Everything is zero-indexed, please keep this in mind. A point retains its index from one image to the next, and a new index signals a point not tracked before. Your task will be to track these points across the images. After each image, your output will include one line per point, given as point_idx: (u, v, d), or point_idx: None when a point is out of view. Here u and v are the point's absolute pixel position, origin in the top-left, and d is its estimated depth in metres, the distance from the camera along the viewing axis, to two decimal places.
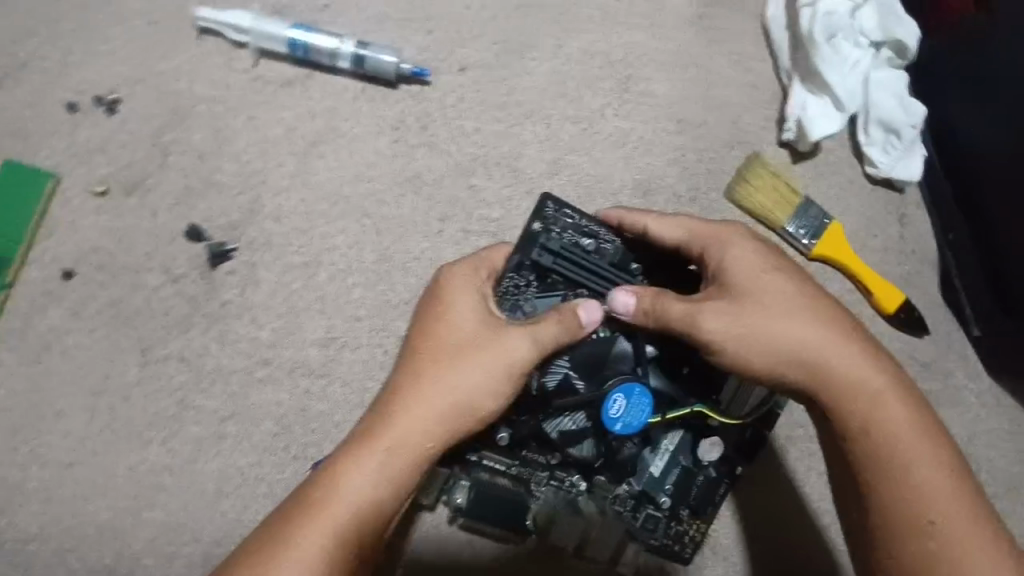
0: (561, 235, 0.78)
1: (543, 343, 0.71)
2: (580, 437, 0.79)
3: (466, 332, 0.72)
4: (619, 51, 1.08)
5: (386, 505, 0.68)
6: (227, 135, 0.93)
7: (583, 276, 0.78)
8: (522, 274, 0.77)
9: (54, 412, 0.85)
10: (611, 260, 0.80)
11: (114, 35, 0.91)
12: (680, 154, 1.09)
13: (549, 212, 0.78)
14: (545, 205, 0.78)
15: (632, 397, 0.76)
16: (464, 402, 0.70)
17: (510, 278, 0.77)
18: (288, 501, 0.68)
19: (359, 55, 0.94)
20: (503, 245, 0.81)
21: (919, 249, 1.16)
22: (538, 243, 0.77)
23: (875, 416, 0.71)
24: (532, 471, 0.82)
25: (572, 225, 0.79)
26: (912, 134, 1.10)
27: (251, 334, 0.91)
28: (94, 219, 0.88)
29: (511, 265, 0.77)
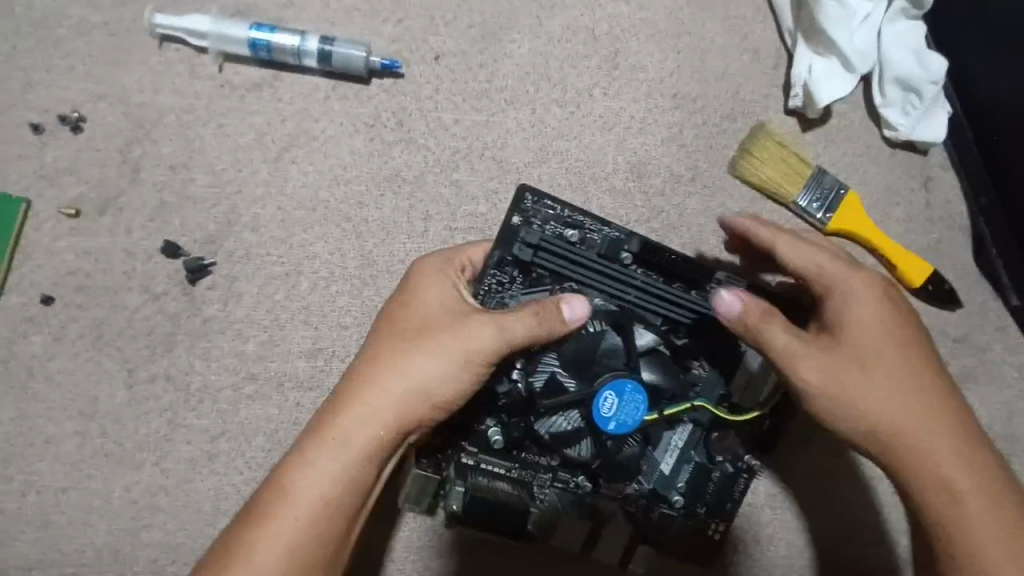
0: (542, 228, 0.72)
1: (505, 327, 0.66)
2: (577, 437, 0.73)
3: (425, 320, 0.69)
4: (604, 25, 1.02)
5: (343, 502, 0.65)
6: (198, 145, 0.90)
7: (570, 270, 0.73)
8: (504, 271, 0.73)
9: (44, 438, 0.85)
10: (600, 251, 0.74)
11: (75, 51, 0.89)
12: (676, 131, 1.02)
13: (528, 204, 0.72)
14: (523, 197, 0.72)
15: (625, 394, 0.71)
16: (423, 392, 0.67)
17: (492, 275, 0.73)
18: (249, 502, 0.66)
19: (325, 52, 0.91)
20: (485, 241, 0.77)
21: (948, 214, 1.07)
22: (517, 239, 0.72)
23: (968, 486, 0.68)
24: (534, 474, 0.77)
25: (557, 216, 0.73)
26: (934, 91, 1.01)
27: (236, 349, 0.89)
28: (68, 241, 0.87)
29: (492, 263, 0.72)
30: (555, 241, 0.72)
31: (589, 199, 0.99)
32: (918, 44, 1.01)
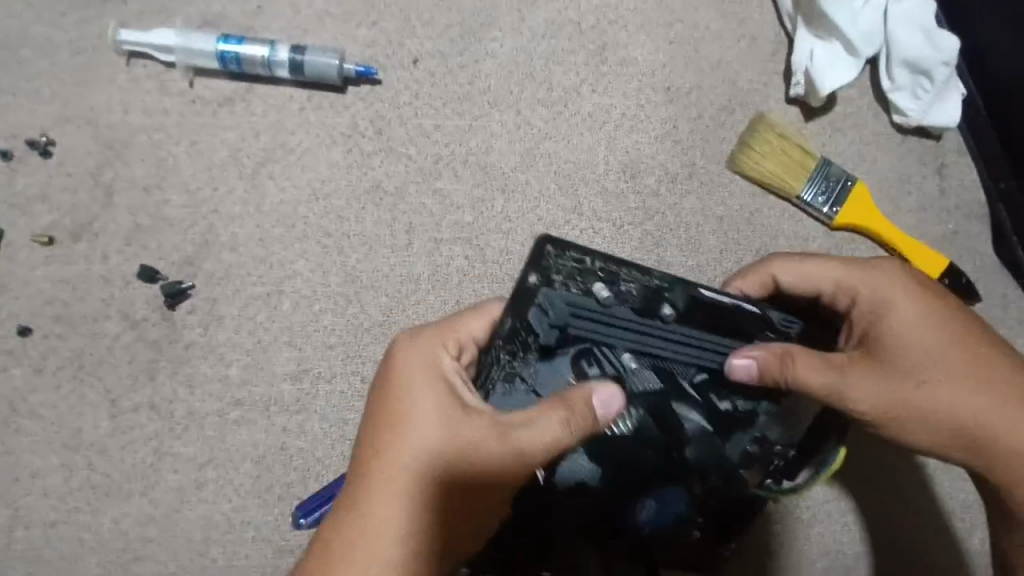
0: (570, 289, 0.63)
1: (524, 455, 0.59)
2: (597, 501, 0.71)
3: (426, 452, 0.59)
4: (590, 18, 0.97)
5: None
6: (171, 165, 0.87)
7: (598, 333, 0.64)
8: (519, 340, 0.63)
9: (31, 472, 0.83)
10: (635, 307, 0.65)
11: (41, 74, 0.86)
12: (671, 127, 0.97)
13: (549, 259, 0.62)
14: (545, 250, 0.62)
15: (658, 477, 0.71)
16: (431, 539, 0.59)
17: (501, 347, 0.64)
18: None
19: (297, 61, 0.88)
20: (482, 312, 0.65)
21: (964, 201, 1.01)
22: (538, 302, 0.62)
23: None
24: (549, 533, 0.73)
25: (580, 271, 0.63)
26: (945, 73, 0.94)
27: (219, 374, 0.86)
28: (44, 270, 0.85)
29: (505, 332, 0.63)
30: (583, 305, 0.63)
31: (580, 202, 0.94)
32: (928, 22, 0.94)
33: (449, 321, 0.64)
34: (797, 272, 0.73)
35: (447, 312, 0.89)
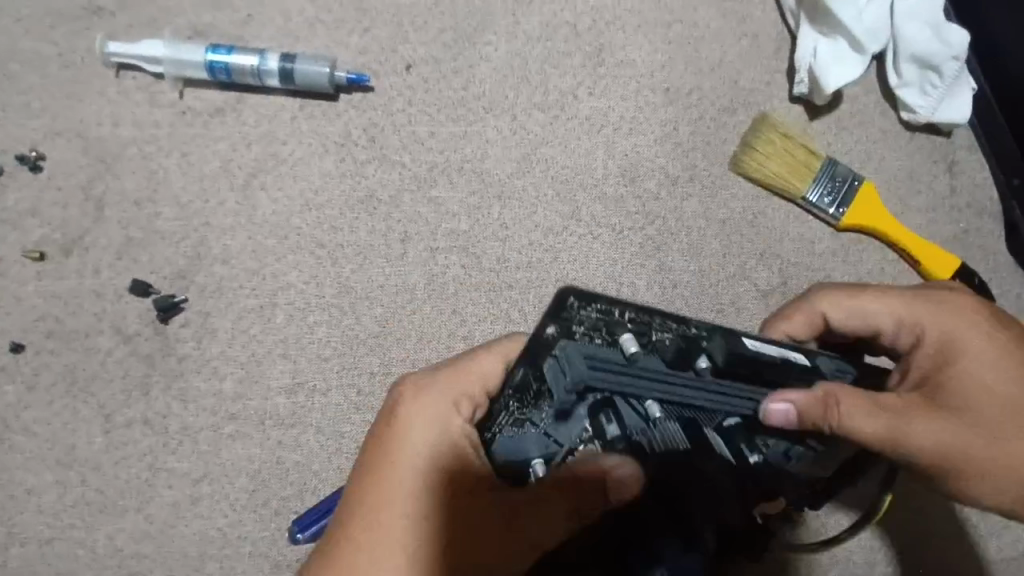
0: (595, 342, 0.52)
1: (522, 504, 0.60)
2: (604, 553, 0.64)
3: (426, 485, 0.61)
4: (586, 20, 0.95)
5: None
6: (162, 177, 0.86)
7: (627, 393, 0.54)
8: (528, 395, 0.55)
9: (24, 489, 0.82)
10: (669, 361, 0.55)
11: (31, 88, 0.86)
12: (671, 129, 0.94)
13: (571, 310, 0.50)
14: (567, 301, 0.49)
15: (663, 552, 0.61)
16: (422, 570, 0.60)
17: (509, 398, 0.56)
18: None
19: (287, 69, 0.86)
20: (497, 353, 0.64)
21: (976, 200, 0.97)
22: (553, 361, 0.51)
23: None
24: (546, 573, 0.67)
25: (606, 322, 0.52)
26: (956, 68, 0.91)
27: (213, 388, 0.85)
28: (35, 285, 0.84)
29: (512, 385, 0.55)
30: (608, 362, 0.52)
31: (579, 208, 0.92)
32: (935, 16, 0.91)
33: (463, 361, 0.64)
34: (841, 307, 0.74)
35: (443, 322, 0.88)
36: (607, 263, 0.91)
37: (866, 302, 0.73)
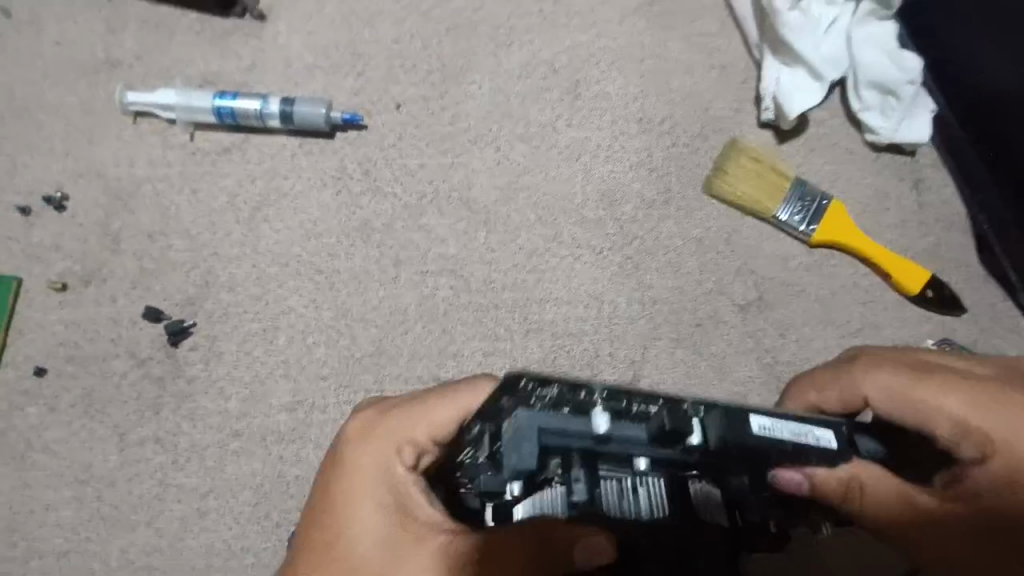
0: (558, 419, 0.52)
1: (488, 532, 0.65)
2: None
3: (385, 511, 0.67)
4: (564, 57, 1.02)
5: None
6: (174, 212, 0.94)
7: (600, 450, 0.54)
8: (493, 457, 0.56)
9: (44, 505, 0.87)
10: (651, 434, 0.53)
11: (56, 134, 0.94)
12: (646, 155, 1.01)
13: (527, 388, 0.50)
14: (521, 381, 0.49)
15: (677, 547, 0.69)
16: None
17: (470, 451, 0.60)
18: None
19: (287, 111, 0.94)
20: (456, 401, 0.66)
21: (943, 215, 1.01)
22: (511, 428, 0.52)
23: None
24: None
25: (571, 402, 0.51)
26: (911, 91, 0.97)
27: (220, 407, 0.91)
28: (58, 313, 0.91)
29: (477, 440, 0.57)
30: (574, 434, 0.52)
31: (560, 231, 0.98)
32: (890, 44, 0.97)
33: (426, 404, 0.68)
34: (875, 389, 0.69)
35: (434, 341, 0.93)
36: (589, 281, 0.97)
37: (918, 388, 0.68)
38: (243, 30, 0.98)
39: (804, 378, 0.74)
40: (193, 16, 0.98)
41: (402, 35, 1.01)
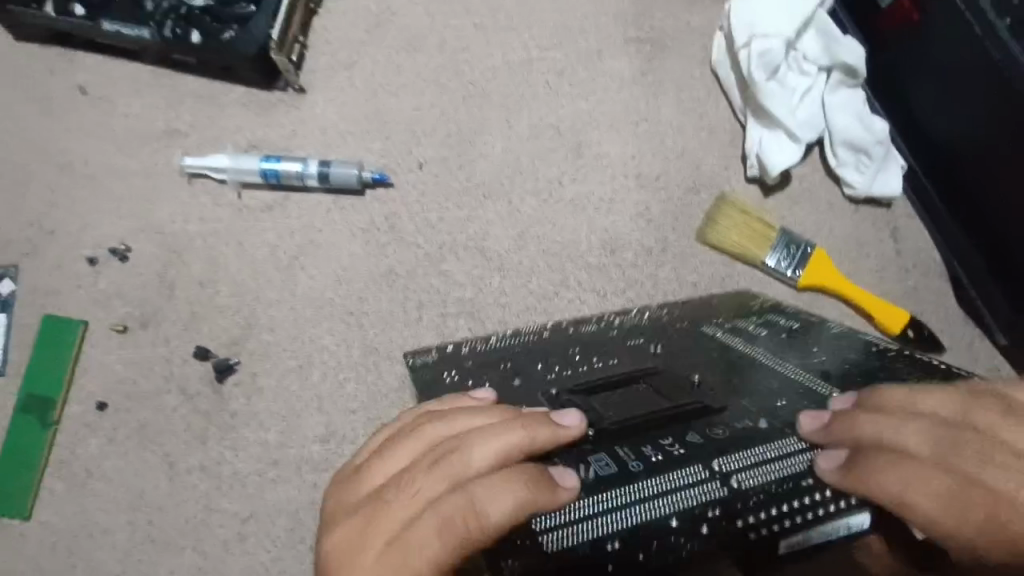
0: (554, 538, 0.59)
1: None
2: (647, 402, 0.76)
3: None
4: (567, 121, 1.14)
5: None
6: (222, 262, 1.05)
7: None
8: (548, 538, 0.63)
9: (101, 528, 0.96)
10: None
11: (121, 195, 1.07)
12: (643, 208, 1.11)
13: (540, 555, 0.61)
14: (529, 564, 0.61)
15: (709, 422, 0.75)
16: None
17: None
18: None
19: (323, 172, 1.06)
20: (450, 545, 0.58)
21: (920, 262, 1.11)
22: None
23: None
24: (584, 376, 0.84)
25: None
26: (881, 150, 1.08)
27: (260, 438, 1.00)
28: (118, 354, 1.02)
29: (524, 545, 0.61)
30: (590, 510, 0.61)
31: (567, 276, 1.08)
32: (859, 109, 1.09)
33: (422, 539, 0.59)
34: (882, 481, 0.58)
35: None
36: None
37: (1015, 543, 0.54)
38: (284, 101, 1.12)
39: (836, 438, 0.63)
40: (241, 90, 1.11)
41: (424, 104, 1.14)
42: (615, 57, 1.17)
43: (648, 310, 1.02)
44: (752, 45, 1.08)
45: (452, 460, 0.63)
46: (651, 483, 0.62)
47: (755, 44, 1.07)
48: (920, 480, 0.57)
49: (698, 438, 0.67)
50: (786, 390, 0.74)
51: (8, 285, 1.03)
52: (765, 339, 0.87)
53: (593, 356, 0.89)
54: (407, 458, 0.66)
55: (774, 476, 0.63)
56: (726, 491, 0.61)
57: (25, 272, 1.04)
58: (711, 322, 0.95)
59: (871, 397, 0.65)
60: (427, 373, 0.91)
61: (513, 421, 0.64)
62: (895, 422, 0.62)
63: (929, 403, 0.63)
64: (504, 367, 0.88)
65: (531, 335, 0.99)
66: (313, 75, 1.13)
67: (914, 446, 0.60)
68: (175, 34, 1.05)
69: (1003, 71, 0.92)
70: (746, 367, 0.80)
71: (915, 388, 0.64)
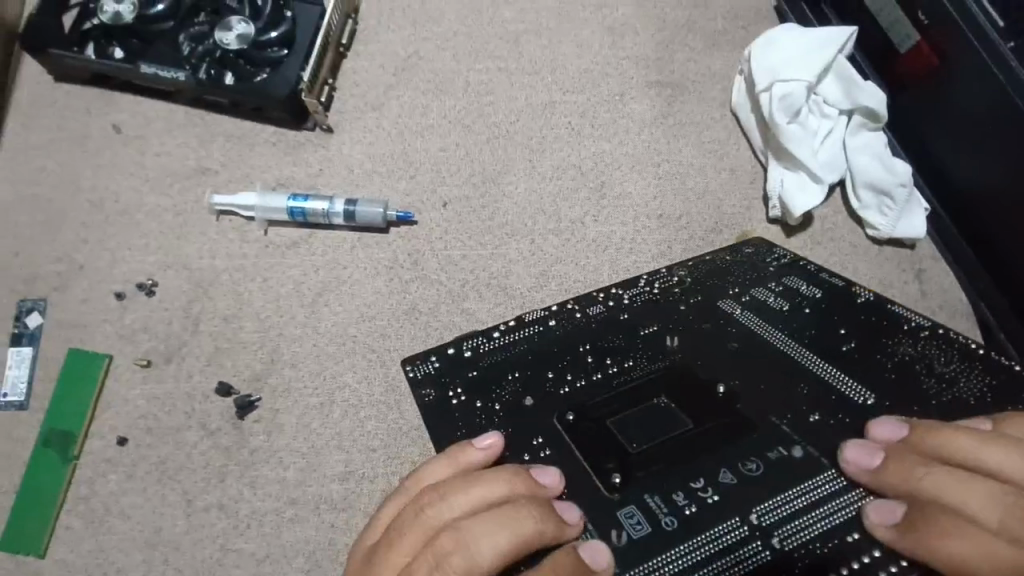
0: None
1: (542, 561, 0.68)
2: (675, 420, 0.74)
3: None
4: (589, 162, 1.16)
5: None
6: (246, 297, 1.06)
7: None
8: None
9: (116, 567, 0.94)
10: None
11: (151, 230, 1.09)
12: (666, 247, 1.11)
13: None
14: None
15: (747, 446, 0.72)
16: None
17: None
18: None
19: (349, 211, 1.08)
20: None
21: (946, 303, 1.09)
22: None
23: None
24: (599, 387, 0.79)
25: None
26: (905, 193, 1.07)
27: (278, 476, 0.99)
28: (141, 388, 1.02)
29: None
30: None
31: None
32: (882, 151, 1.09)
33: None
34: (936, 543, 0.57)
35: None
36: None
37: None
38: (313, 141, 1.14)
39: (888, 484, 0.63)
40: (271, 130, 1.14)
41: (449, 143, 1.16)
42: (636, 100, 1.19)
43: (658, 275, 0.93)
44: (773, 89, 1.09)
45: (456, 561, 0.60)
46: (688, 546, 0.64)
47: (776, 88, 1.09)
48: (980, 547, 0.56)
49: (731, 476, 0.68)
50: (815, 401, 0.73)
51: (36, 318, 1.04)
52: (788, 325, 0.83)
53: (605, 355, 0.82)
54: (410, 551, 0.64)
55: (817, 532, 0.64)
56: (768, 552, 0.63)
57: (54, 306, 1.05)
58: (728, 297, 0.89)
59: (928, 439, 0.64)
60: (435, 399, 0.80)
61: (527, 512, 0.63)
62: (955, 479, 0.60)
63: (994, 458, 0.61)
64: (516, 378, 0.80)
65: (539, 330, 0.85)
66: (341, 115, 1.16)
67: (977, 508, 0.58)
68: (209, 76, 1.09)
69: (1014, 99, 0.93)
70: (774, 390, 0.76)
71: (977, 436, 0.62)
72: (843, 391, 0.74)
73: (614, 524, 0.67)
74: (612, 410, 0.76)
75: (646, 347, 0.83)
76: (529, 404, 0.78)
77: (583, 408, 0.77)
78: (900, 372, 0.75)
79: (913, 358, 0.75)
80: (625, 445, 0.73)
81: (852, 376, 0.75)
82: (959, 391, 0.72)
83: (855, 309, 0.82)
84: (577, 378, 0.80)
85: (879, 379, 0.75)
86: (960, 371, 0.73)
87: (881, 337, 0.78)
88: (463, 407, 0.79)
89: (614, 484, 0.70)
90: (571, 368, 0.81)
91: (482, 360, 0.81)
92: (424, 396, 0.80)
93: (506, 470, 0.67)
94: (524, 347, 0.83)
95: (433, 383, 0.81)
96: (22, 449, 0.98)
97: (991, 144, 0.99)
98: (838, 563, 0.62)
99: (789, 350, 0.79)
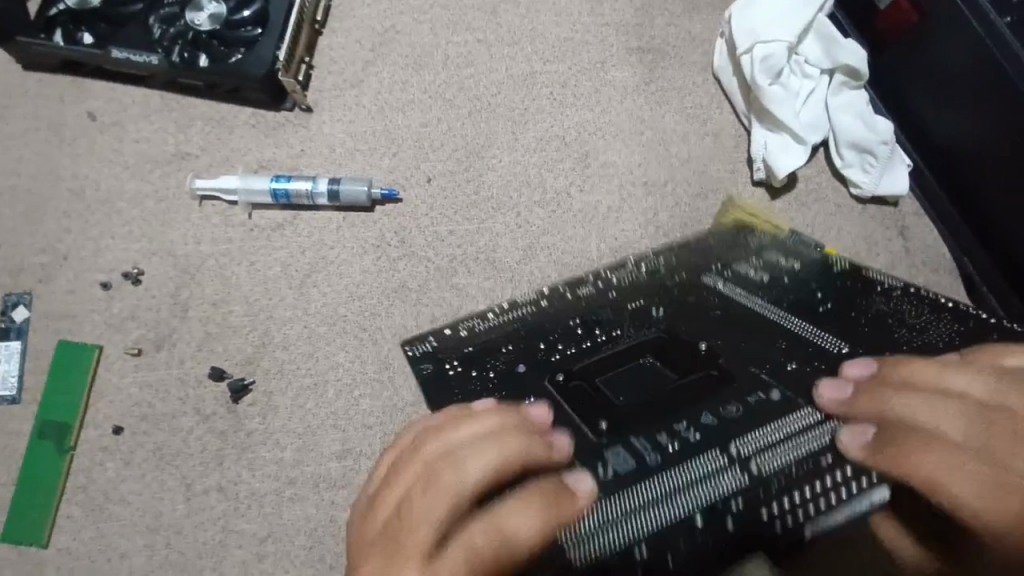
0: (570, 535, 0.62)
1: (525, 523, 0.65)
2: (658, 376, 0.76)
3: None
4: (573, 132, 1.15)
5: None
6: (235, 282, 1.06)
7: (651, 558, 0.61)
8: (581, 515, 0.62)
9: (120, 553, 0.95)
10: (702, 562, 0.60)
11: (134, 218, 1.08)
12: (652, 215, 1.12)
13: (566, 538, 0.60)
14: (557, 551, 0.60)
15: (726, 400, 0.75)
16: None
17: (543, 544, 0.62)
18: None
19: (333, 190, 1.07)
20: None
21: (930, 258, 1.10)
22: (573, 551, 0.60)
23: None
24: (587, 353, 0.82)
25: None
26: (886, 150, 1.08)
27: (276, 457, 1.00)
28: (133, 376, 1.02)
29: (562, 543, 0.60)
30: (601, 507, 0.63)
31: None
32: (864, 109, 1.10)
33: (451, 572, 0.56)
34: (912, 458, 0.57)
35: None
36: None
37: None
38: (292, 121, 1.13)
39: (860, 411, 0.65)
40: (250, 112, 1.13)
41: (430, 119, 1.15)
42: (617, 67, 1.18)
43: (647, 258, 1.01)
44: (754, 50, 1.09)
45: (449, 477, 0.61)
46: (668, 479, 0.64)
47: (757, 50, 1.09)
48: (947, 461, 0.56)
49: (713, 418, 0.69)
50: (793, 352, 0.75)
51: (22, 311, 1.03)
52: (768, 290, 0.87)
53: (594, 327, 0.86)
54: (403, 484, 0.63)
55: (792, 457, 0.64)
56: (745, 475, 0.63)
57: (40, 298, 1.04)
58: (712, 272, 0.93)
59: (895, 371, 0.66)
60: (434, 372, 0.84)
61: (516, 433, 0.64)
62: (922, 401, 0.62)
63: (956, 381, 0.63)
64: (510, 351, 0.84)
65: (536, 310, 0.92)
66: (320, 94, 1.14)
67: (944, 427, 0.60)
68: (183, 59, 1.07)
69: (995, 55, 0.94)
70: (755, 343, 0.77)
71: (942, 365, 0.65)
72: (820, 343, 0.75)
73: (598, 463, 0.67)
74: (599, 371, 0.78)
75: (632, 318, 0.86)
76: (521, 371, 0.80)
77: (570, 372, 0.79)
78: (873, 326, 0.77)
79: (884, 314, 0.79)
80: (610, 399, 0.74)
81: (826, 329, 0.77)
82: (929, 337, 0.75)
83: (827, 278, 0.88)
84: (566, 348, 0.83)
85: (854, 330, 0.77)
86: (928, 322, 0.77)
87: (854, 298, 0.82)
88: (459, 377, 0.81)
89: (600, 429, 0.71)
90: (562, 339, 0.85)
91: (481, 339, 0.87)
92: (426, 370, 0.85)
93: (495, 406, 0.70)
94: (521, 326, 0.89)
95: (433, 359, 0.85)
96: (17, 441, 0.98)
97: (970, 99, 1.00)
98: (813, 477, 0.62)
99: (768, 309, 0.82)
